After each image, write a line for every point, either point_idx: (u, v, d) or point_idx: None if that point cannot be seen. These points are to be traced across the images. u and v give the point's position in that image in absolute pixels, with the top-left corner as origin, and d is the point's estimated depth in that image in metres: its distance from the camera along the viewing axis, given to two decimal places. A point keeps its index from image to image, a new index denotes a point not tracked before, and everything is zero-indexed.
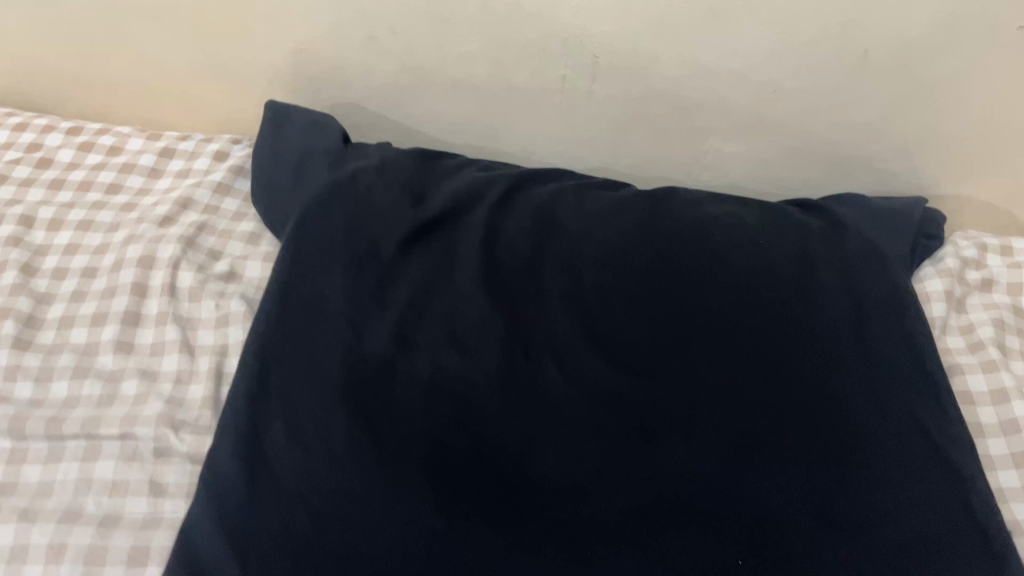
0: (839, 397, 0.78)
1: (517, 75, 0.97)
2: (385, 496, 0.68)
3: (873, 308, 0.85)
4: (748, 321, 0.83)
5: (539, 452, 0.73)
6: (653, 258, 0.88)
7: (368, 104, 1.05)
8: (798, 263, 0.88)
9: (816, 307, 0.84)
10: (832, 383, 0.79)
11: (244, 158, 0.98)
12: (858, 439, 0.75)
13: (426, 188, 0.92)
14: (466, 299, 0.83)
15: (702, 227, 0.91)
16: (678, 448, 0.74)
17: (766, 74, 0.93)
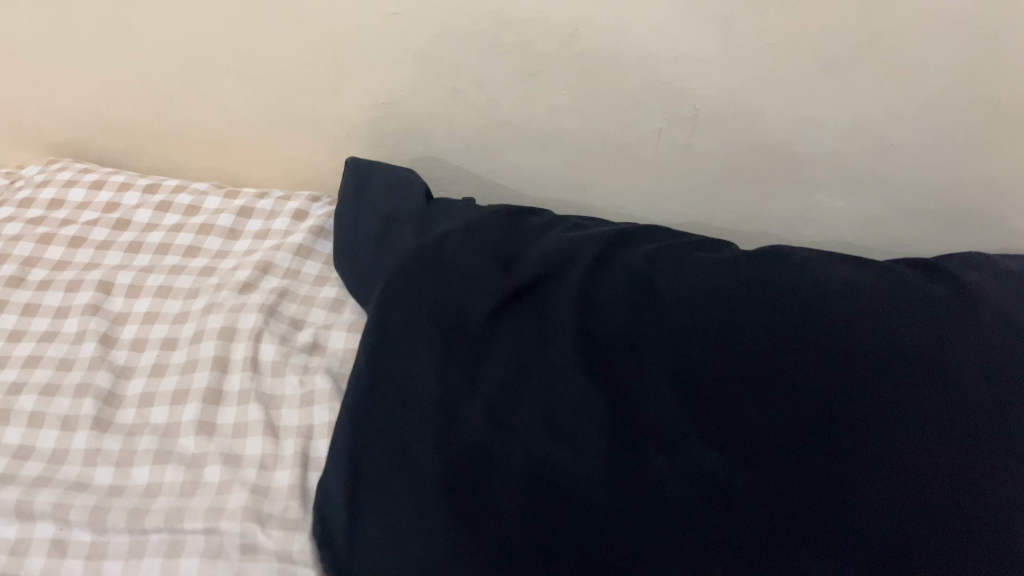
0: (983, 495, 0.69)
1: (609, 129, 0.92)
2: None
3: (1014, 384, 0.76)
4: (874, 399, 0.75)
5: (647, 554, 0.66)
6: (762, 326, 0.81)
7: (450, 158, 1.00)
8: (924, 333, 0.79)
9: (950, 386, 0.76)
10: (974, 478, 0.70)
11: (324, 218, 0.94)
12: (1008, 548, 0.66)
13: (515, 251, 0.88)
14: (562, 375, 0.77)
15: (813, 292, 0.84)
16: (803, 553, 0.66)
17: (883, 127, 0.86)
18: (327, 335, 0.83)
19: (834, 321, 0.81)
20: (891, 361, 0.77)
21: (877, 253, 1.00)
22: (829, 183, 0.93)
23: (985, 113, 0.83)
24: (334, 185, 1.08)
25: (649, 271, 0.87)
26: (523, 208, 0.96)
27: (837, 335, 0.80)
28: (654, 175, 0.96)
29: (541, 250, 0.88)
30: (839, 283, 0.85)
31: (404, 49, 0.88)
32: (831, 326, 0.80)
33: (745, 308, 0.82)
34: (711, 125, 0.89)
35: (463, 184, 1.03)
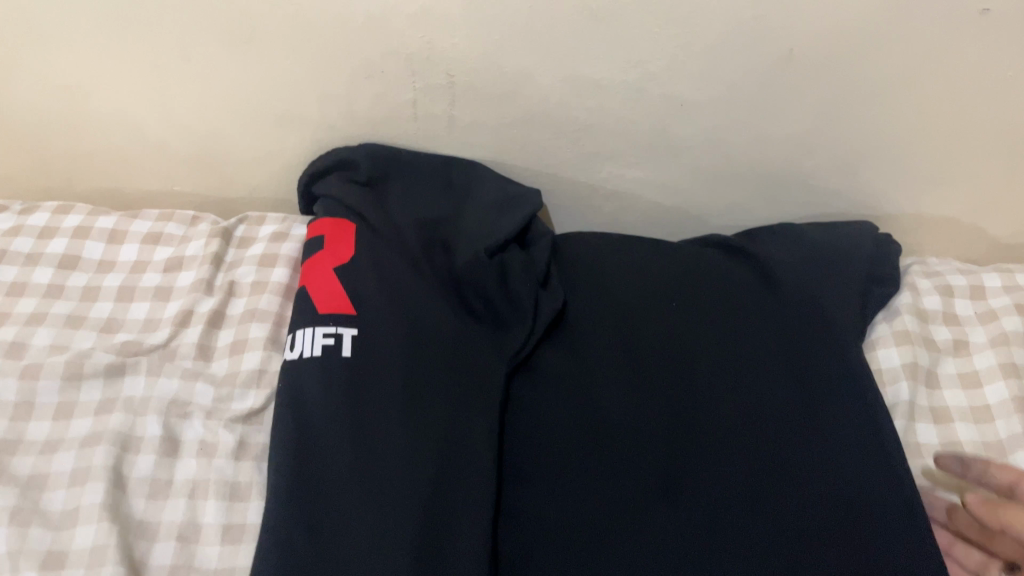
0: (757, 409, 0.66)
1: (356, 103, 0.76)
2: None
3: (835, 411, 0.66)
4: (789, 497, 0.61)
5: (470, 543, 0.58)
6: (644, 425, 0.65)
7: (176, 151, 0.82)
8: (808, 383, 0.68)
9: (696, 316, 0.73)
10: (748, 394, 0.67)
11: (7, 234, 0.75)
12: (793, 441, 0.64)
13: (319, 299, 0.68)
14: (325, 387, 0.63)
15: (681, 359, 0.70)
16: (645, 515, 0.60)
17: (668, 84, 0.73)
18: None
19: (725, 407, 0.67)
20: (785, 433, 0.65)
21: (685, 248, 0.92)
22: (626, 154, 0.80)
23: (780, 63, 0.71)
24: (46, 190, 0.88)
25: (500, 346, 0.69)
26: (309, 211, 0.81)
27: (736, 431, 0.65)
28: None
29: (369, 306, 0.68)
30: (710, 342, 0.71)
31: (73, 15, 0.69)
32: (723, 417, 0.66)
33: (619, 399, 0.67)
34: (472, 93, 0.74)
35: (202, 179, 0.85)
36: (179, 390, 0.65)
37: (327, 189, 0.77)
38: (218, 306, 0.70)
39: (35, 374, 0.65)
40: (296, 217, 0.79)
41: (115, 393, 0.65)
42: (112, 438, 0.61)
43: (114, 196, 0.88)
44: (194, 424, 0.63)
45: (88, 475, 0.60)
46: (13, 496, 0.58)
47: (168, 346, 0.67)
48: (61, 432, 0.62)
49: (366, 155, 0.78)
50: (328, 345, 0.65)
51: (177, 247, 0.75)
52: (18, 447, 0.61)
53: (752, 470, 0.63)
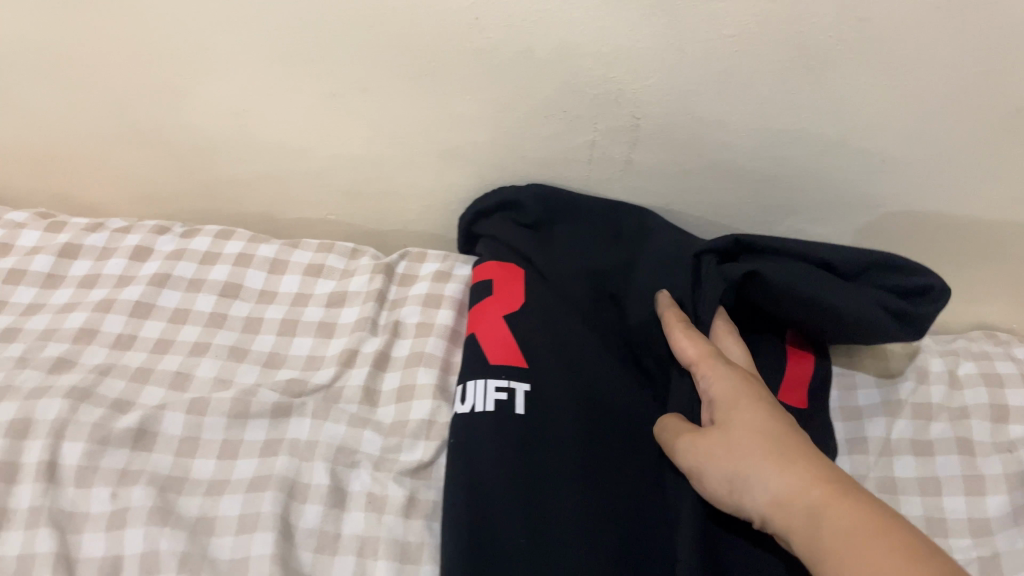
0: None
1: (529, 142, 0.73)
2: None
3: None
4: None
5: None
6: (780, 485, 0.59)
7: (335, 180, 0.80)
8: None
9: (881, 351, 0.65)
10: None
11: (170, 257, 0.73)
12: None
13: (490, 348, 0.65)
14: (497, 441, 0.60)
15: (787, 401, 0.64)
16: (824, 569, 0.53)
17: (870, 140, 0.68)
18: (160, 419, 0.62)
19: None
20: None
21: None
22: (810, 208, 0.75)
23: (1001, 124, 0.65)
24: (199, 211, 0.87)
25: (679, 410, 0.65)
26: (469, 251, 0.78)
27: None
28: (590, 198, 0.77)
29: (542, 359, 0.64)
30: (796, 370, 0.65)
31: (257, 41, 0.68)
32: None
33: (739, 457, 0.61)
34: (655, 137, 0.70)
35: (357, 209, 0.83)
36: (346, 436, 0.62)
37: (492, 229, 0.75)
38: (384, 348, 0.67)
39: (202, 410, 0.63)
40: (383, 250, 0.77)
41: (280, 434, 0.62)
42: (280, 484, 0.59)
43: (267, 220, 0.87)
44: (362, 474, 0.60)
45: (255, 522, 0.57)
46: (182, 539, 0.56)
47: (333, 387, 0.65)
48: (226, 472, 0.60)
49: (535, 197, 0.74)
50: (501, 400, 0.62)
51: (339, 281, 0.73)
52: (184, 485, 0.59)
53: None
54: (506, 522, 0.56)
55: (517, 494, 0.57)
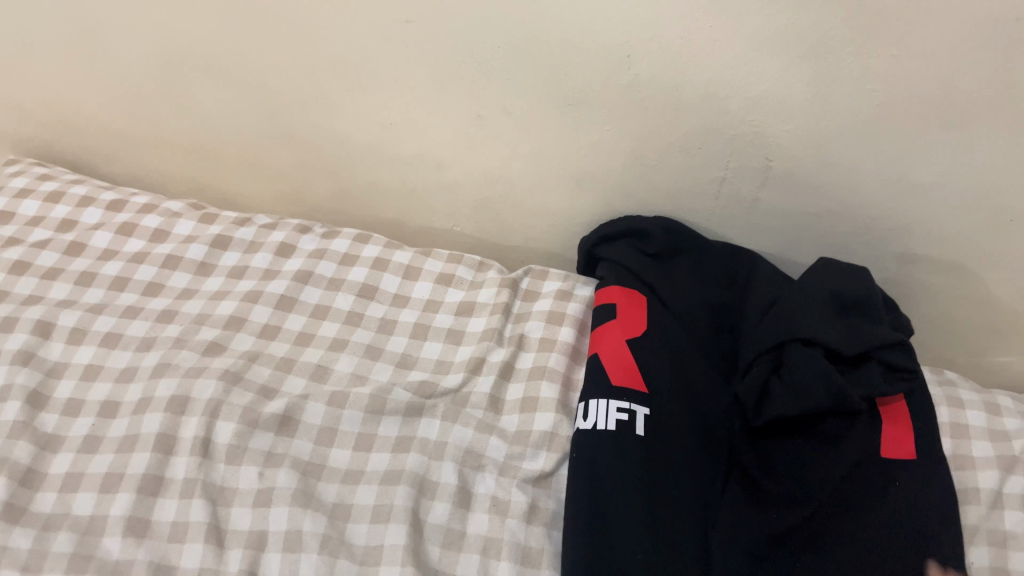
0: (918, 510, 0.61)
1: (660, 174, 0.76)
2: None
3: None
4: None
5: None
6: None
7: (467, 195, 0.84)
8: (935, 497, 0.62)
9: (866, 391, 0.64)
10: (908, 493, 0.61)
11: (312, 256, 0.79)
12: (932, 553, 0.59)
13: (612, 369, 0.68)
14: (618, 459, 0.62)
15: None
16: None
17: (1004, 199, 0.69)
18: (303, 406, 0.67)
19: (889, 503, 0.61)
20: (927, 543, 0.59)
21: (971, 364, 0.86)
22: (933, 260, 0.76)
23: None
24: (332, 211, 0.93)
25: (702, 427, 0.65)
26: (590, 274, 0.81)
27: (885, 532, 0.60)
28: (710, 233, 0.80)
29: (661, 386, 0.67)
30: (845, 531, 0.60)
31: (417, 61, 0.73)
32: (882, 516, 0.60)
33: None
34: (786, 180, 0.73)
35: (483, 223, 0.87)
36: (473, 439, 0.66)
37: (615, 253, 0.77)
38: (509, 359, 0.71)
39: (341, 403, 0.67)
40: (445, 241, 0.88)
41: (411, 431, 0.67)
42: (412, 480, 0.63)
43: (395, 227, 0.92)
44: (487, 477, 0.64)
45: (389, 513, 0.61)
46: (323, 522, 0.61)
47: (460, 392, 0.69)
48: (361, 464, 0.65)
49: (661, 227, 0.77)
50: (622, 420, 0.64)
51: (467, 291, 0.77)
52: (323, 472, 0.64)
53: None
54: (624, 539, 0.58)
55: (631, 514, 0.59)
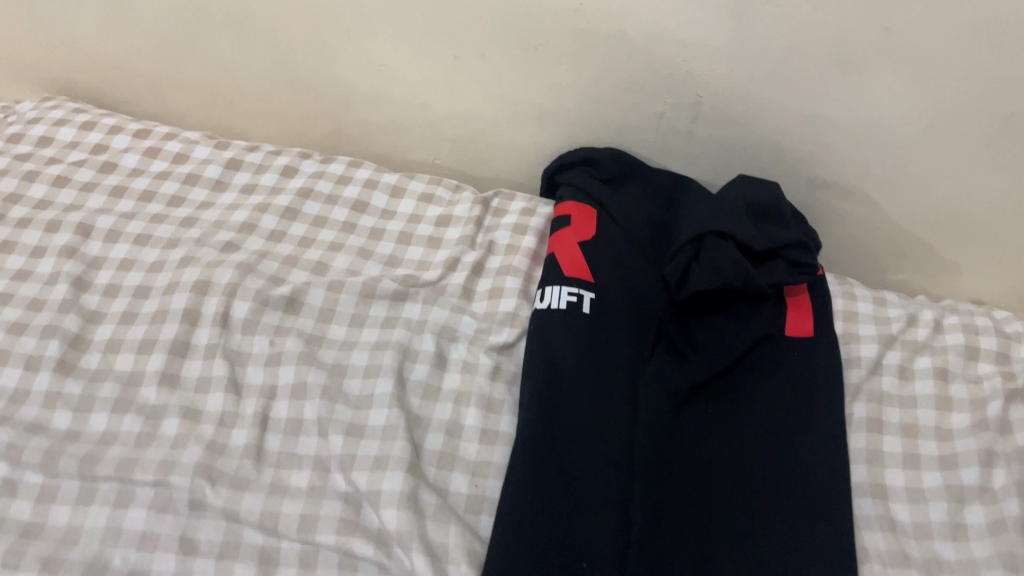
0: (796, 380, 0.74)
1: (611, 109, 0.89)
2: (533, 498, 0.64)
3: (1006, 424, 0.73)
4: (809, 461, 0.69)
5: (588, 447, 0.68)
6: (815, 528, 0.65)
7: (447, 130, 0.98)
8: (820, 363, 0.75)
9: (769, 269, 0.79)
10: (788, 366, 0.75)
11: (312, 176, 0.92)
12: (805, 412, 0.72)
13: (565, 263, 0.80)
14: (569, 328, 0.75)
15: (785, 444, 0.70)
16: (692, 444, 0.70)
17: (893, 131, 0.82)
18: (306, 291, 0.80)
19: (774, 372, 0.75)
20: (807, 406, 0.72)
21: (873, 278, 0.99)
22: (839, 185, 0.90)
23: (1002, 125, 0.78)
24: (329, 146, 1.06)
25: (637, 308, 0.79)
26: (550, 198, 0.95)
27: (774, 399, 0.73)
28: (653, 162, 0.94)
29: (606, 277, 0.79)
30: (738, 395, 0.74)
31: (404, 11, 0.86)
32: (767, 385, 0.74)
33: (764, 503, 0.67)
34: (715, 114, 0.86)
35: (461, 155, 1.00)
36: (448, 318, 0.80)
37: (571, 177, 0.91)
38: (481, 259, 0.84)
39: (338, 289, 0.81)
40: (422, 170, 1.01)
41: (397, 312, 0.80)
42: (397, 346, 0.76)
43: (385, 159, 1.05)
44: (460, 345, 0.78)
45: (378, 371, 0.75)
46: (323, 376, 0.74)
47: (439, 283, 0.82)
48: (355, 337, 0.78)
49: (610, 156, 0.90)
50: (571, 301, 0.77)
51: (445, 208, 0.90)
52: (323, 342, 0.77)
53: (779, 436, 0.71)
54: (573, 389, 0.71)
55: (578, 368, 0.72)
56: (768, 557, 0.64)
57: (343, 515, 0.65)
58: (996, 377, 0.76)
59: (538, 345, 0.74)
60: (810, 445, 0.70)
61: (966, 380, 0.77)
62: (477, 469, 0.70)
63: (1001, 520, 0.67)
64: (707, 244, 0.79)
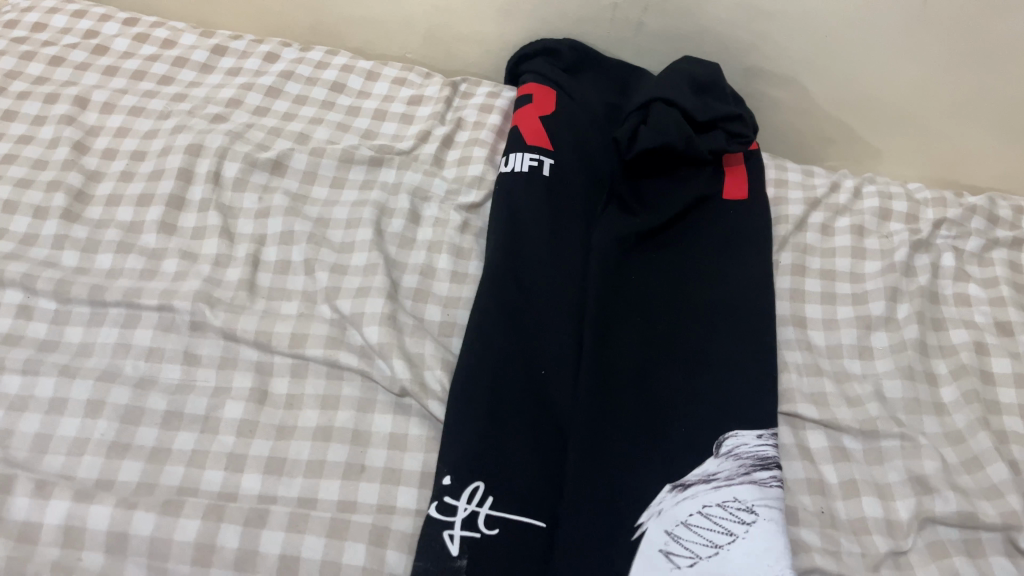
0: (734, 234, 0.84)
1: (568, 2, 0.97)
2: (496, 315, 0.73)
3: (910, 268, 0.84)
4: (739, 293, 0.78)
5: (545, 279, 0.77)
6: (746, 341, 0.75)
7: (417, 23, 1.05)
8: (756, 219, 0.85)
9: (706, 138, 0.89)
10: (724, 221, 0.85)
11: (292, 62, 1.00)
12: (740, 258, 0.81)
13: (528, 134, 0.89)
14: (528, 183, 0.84)
15: (719, 279, 0.80)
16: (639, 283, 0.79)
17: (820, 19, 0.91)
18: (290, 156, 0.87)
19: (712, 226, 0.84)
20: (741, 251, 0.82)
21: (802, 155, 1.10)
22: (772, 74, 0.99)
23: (913, 11, 0.88)
24: (307, 41, 1.13)
25: (591, 171, 0.88)
26: (513, 86, 1.03)
27: (712, 249, 0.82)
28: (608, 53, 1.03)
29: (564, 147, 0.88)
30: (679, 245, 0.83)
31: None
32: (706, 238, 0.83)
33: (701, 324, 0.76)
34: (662, 4, 0.95)
35: (430, 47, 1.09)
36: (421, 182, 0.88)
37: (533, 64, 0.98)
38: (450, 133, 0.93)
39: (320, 155, 0.88)
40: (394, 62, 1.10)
41: (375, 175, 0.88)
42: (374, 204, 0.84)
43: (360, 54, 1.13)
44: (432, 205, 0.86)
45: (358, 223, 0.83)
46: (310, 225, 0.82)
47: (412, 153, 0.91)
48: (336, 197, 0.86)
49: (568, 46, 0.98)
50: (533, 165, 0.85)
51: (416, 90, 0.99)
52: (307, 200, 0.85)
53: (715, 276, 0.80)
54: (533, 231, 0.80)
55: (536, 214, 0.81)
56: (703, 364, 0.74)
57: (329, 334, 0.74)
58: (904, 232, 0.87)
59: (503, 198, 0.83)
60: (741, 280, 0.79)
61: (879, 236, 0.87)
62: (448, 302, 0.79)
63: (902, 341, 0.78)
64: (653, 110, 0.88)
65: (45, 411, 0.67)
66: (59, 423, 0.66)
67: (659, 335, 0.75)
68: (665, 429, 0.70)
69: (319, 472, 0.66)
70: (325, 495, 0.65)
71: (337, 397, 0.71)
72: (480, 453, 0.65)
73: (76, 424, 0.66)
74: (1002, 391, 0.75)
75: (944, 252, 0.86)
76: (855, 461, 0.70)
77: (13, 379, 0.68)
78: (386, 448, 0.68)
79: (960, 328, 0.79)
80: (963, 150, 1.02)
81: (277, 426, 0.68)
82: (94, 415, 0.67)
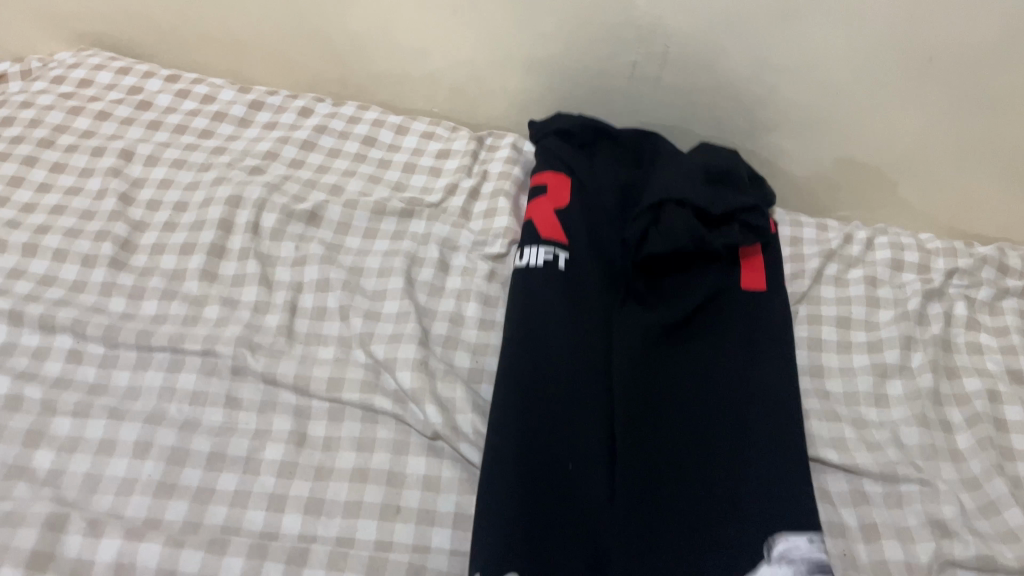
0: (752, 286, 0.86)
1: (590, 59, 1.02)
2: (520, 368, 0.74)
3: (924, 317, 0.87)
4: (757, 344, 0.80)
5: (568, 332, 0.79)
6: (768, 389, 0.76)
7: (445, 78, 1.10)
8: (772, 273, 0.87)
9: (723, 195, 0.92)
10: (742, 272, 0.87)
11: (326, 117, 1.05)
12: (759, 310, 0.83)
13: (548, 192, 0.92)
14: (549, 240, 0.86)
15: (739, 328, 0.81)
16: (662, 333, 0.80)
17: (832, 75, 0.95)
18: (325, 208, 0.92)
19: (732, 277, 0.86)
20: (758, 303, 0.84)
21: (815, 207, 1.13)
22: (785, 127, 1.03)
23: (920, 67, 0.92)
24: (337, 94, 1.18)
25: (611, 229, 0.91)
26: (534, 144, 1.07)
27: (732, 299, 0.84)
28: (627, 108, 1.07)
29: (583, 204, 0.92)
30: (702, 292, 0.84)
31: None
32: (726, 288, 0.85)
33: (723, 373, 0.77)
34: (680, 61, 0.99)
35: (456, 101, 1.13)
36: (449, 232, 0.92)
37: (551, 127, 1.02)
38: (477, 186, 0.98)
39: (353, 206, 0.93)
40: (421, 115, 1.15)
41: (405, 226, 0.92)
42: (405, 253, 0.88)
43: (389, 108, 1.18)
44: (460, 254, 0.90)
45: (390, 272, 0.87)
46: (344, 273, 0.86)
47: (441, 205, 0.95)
48: (369, 247, 0.90)
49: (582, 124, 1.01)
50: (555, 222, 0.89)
51: (443, 143, 1.04)
52: (341, 249, 0.89)
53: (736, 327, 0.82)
54: (555, 285, 0.82)
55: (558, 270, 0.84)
56: (727, 411, 0.74)
57: (364, 379, 0.77)
58: (917, 281, 0.90)
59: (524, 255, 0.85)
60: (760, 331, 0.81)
61: (892, 285, 0.91)
62: (477, 349, 0.82)
63: (917, 389, 0.80)
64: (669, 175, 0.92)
65: (94, 452, 0.70)
66: (108, 463, 0.69)
67: (682, 385, 0.77)
68: (696, 478, 0.70)
69: (356, 513, 0.68)
70: (362, 535, 0.67)
71: (372, 439, 0.73)
72: (514, 499, 0.66)
73: (124, 465, 0.69)
74: (1016, 437, 0.77)
75: (957, 300, 0.88)
76: (875, 504, 0.72)
77: (65, 422, 0.71)
78: (420, 489, 0.70)
79: (974, 376, 0.82)
80: (970, 200, 1.05)
81: (316, 467, 0.71)
82: (142, 456, 0.70)
